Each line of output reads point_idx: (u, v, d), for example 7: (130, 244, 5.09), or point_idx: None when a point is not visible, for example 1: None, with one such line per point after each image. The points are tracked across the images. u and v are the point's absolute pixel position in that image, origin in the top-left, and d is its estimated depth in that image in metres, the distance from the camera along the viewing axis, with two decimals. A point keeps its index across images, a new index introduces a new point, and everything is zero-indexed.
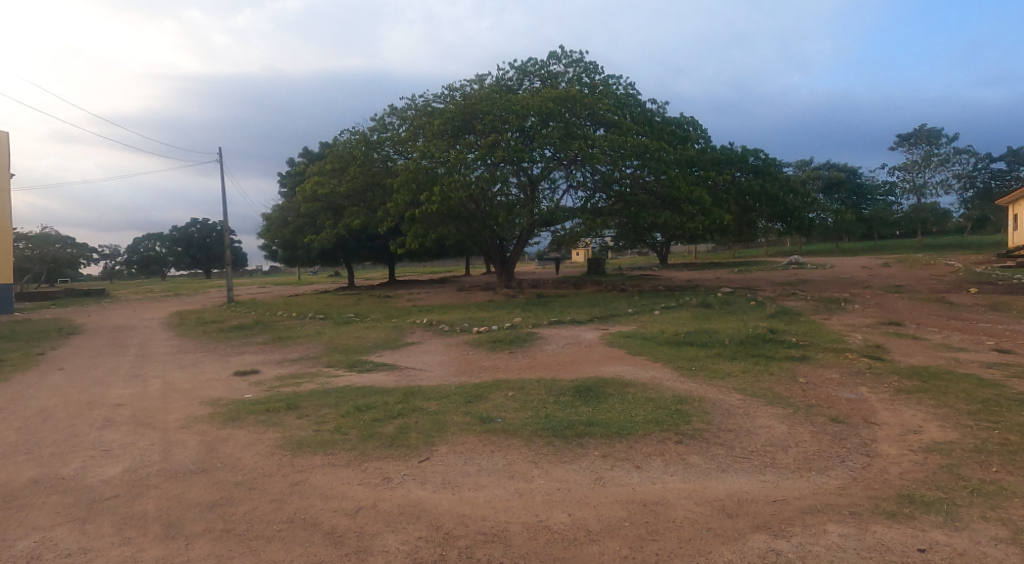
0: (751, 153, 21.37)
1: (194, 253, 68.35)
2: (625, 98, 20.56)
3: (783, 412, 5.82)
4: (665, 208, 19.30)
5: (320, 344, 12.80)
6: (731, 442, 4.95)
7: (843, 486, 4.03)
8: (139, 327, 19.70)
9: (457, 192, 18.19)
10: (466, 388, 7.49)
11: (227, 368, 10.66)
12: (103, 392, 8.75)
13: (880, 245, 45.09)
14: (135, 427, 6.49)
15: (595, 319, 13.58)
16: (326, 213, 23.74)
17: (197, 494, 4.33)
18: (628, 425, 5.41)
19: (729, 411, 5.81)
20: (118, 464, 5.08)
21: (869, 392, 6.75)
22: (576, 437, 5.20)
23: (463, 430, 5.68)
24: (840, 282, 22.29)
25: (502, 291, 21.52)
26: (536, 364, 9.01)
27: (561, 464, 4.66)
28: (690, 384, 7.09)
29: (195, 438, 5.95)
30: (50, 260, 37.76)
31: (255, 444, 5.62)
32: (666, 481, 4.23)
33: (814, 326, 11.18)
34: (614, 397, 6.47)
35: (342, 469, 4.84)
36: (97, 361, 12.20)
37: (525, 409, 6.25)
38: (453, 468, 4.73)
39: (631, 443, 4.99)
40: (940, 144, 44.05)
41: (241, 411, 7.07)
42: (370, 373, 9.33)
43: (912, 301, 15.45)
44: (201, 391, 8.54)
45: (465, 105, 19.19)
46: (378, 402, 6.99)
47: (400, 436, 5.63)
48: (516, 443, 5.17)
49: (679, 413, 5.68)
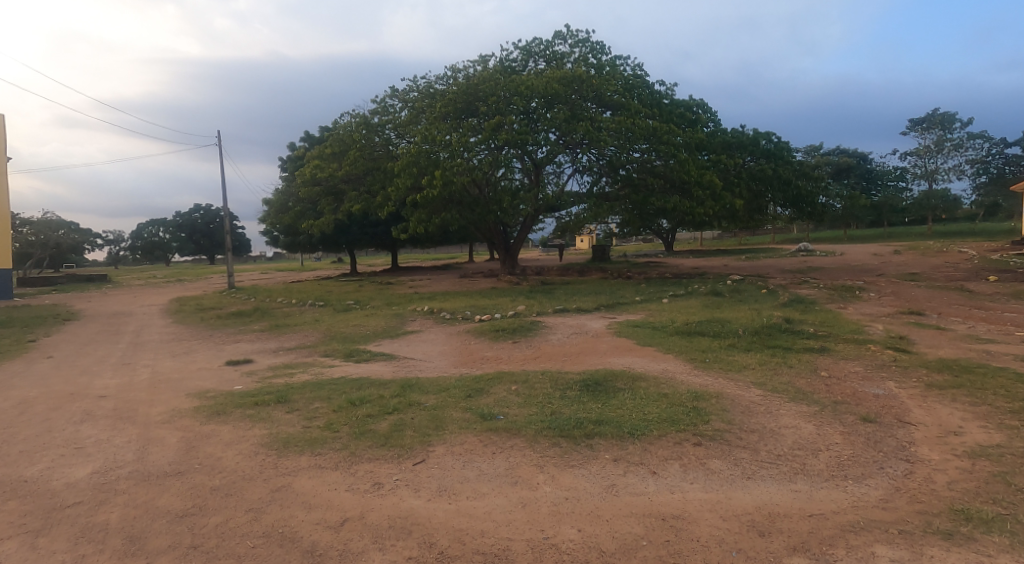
0: (763, 135, 20.75)
1: (197, 239, 67.84)
2: (632, 79, 20.03)
3: (808, 410, 5.37)
4: (675, 192, 18.76)
5: (318, 332, 12.38)
6: (755, 444, 4.50)
7: (885, 498, 3.60)
8: (137, 313, 19.36)
9: (459, 177, 17.68)
10: (467, 380, 7.12)
11: (219, 357, 10.27)
12: (88, 383, 8.36)
13: (889, 232, 44.41)
14: (114, 421, 6.09)
15: (602, 307, 13.15)
16: (326, 198, 23.35)
17: (167, 501, 3.92)
18: (641, 424, 4.98)
19: (749, 409, 5.37)
20: (88, 465, 4.67)
21: (897, 389, 6.30)
22: (585, 438, 4.77)
23: (461, 428, 5.25)
24: (851, 270, 21.79)
25: (505, 278, 21.07)
26: (541, 354, 8.59)
27: (569, 469, 4.24)
28: (705, 377, 6.66)
29: (175, 434, 5.55)
30: (52, 246, 37.48)
31: (237, 443, 5.22)
32: (686, 491, 3.83)
33: (830, 316, 10.71)
34: (624, 393, 6.02)
35: (330, 472, 4.43)
36: (89, 349, 11.83)
37: (529, 404, 5.84)
38: (452, 472, 4.31)
39: (645, 445, 4.56)
40: (954, 129, 43.38)
41: (227, 405, 6.66)
42: (368, 363, 8.94)
43: (930, 288, 14.97)
44: (189, 382, 8.14)
45: (467, 86, 18.65)
46: (374, 395, 6.61)
47: (393, 434, 5.21)
48: (518, 444, 4.76)
49: (696, 410, 5.25)
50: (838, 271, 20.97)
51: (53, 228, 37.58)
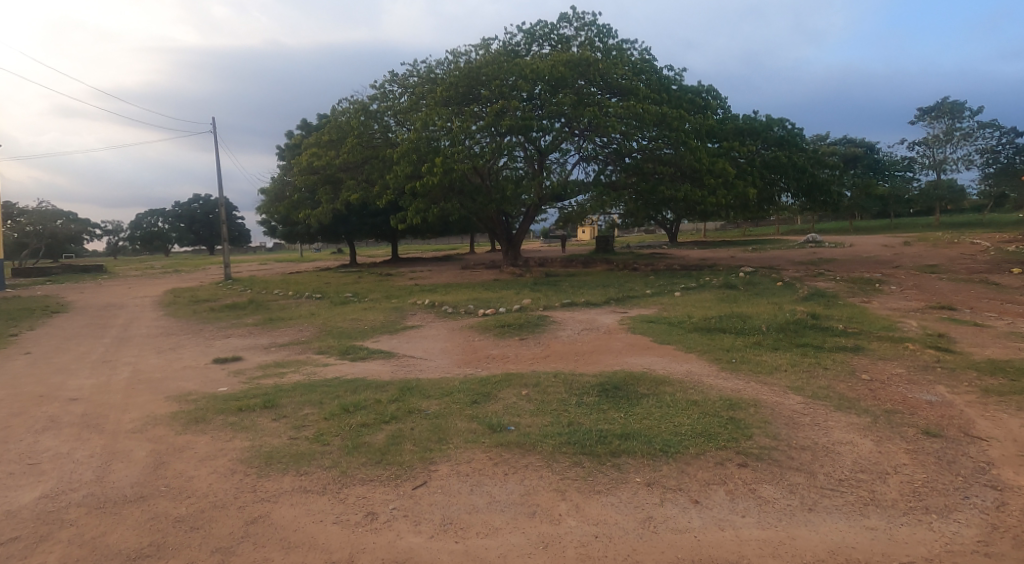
0: (776, 122, 20.03)
1: (197, 229, 67.25)
2: (640, 64, 19.31)
3: (859, 422, 4.74)
4: (685, 180, 18.07)
5: (314, 326, 11.78)
6: (811, 466, 3.88)
7: (984, 540, 2.98)
8: (128, 305, 18.78)
9: (460, 164, 16.98)
10: (473, 382, 6.50)
11: (206, 354, 9.64)
12: (62, 383, 7.75)
13: (896, 223, 43.85)
14: (79, 430, 5.49)
15: (611, 301, 12.51)
16: (324, 187, 22.67)
17: (121, 536, 3.33)
18: (673, 439, 4.36)
19: (793, 420, 4.74)
20: (38, 487, 4.07)
21: (951, 394, 5.66)
22: (611, 456, 4.15)
23: (468, 442, 4.62)
24: (865, 261, 21.15)
25: (508, 270, 20.41)
26: (551, 353, 7.95)
27: (595, 497, 3.63)
28: (736, 382, 6.01)
29: (145, 447, 4.93)
30: (48, 236, 36.80)
31: (213, 458, 4.59)
32: (738, 526, 3.22)
33: (858, 310, 10.07)
34: (649, 400, 5.39)
35: (316, 498, 3.81)
36: (71, 344, 11.22)
37: (543, 413, 5.21)
38: (457, 499, 3.70)
39: (682, 466, 3.94)
40: (964, 118, 42.48)
41: (208, 410, 6.04)
42: (365, 361, 8.34)
43: (953, 281, 14.34)
44: (170, 383, 7.53)
45: (469, 70, 17.97)
46: (370, 400, 5.98)
47: (390, 449, 4.58)
48: (534, 463, 4.13)
49: (734, 423, 4.62)
50: (851, 263, 20.33)
51: (52, 219, 36.95)
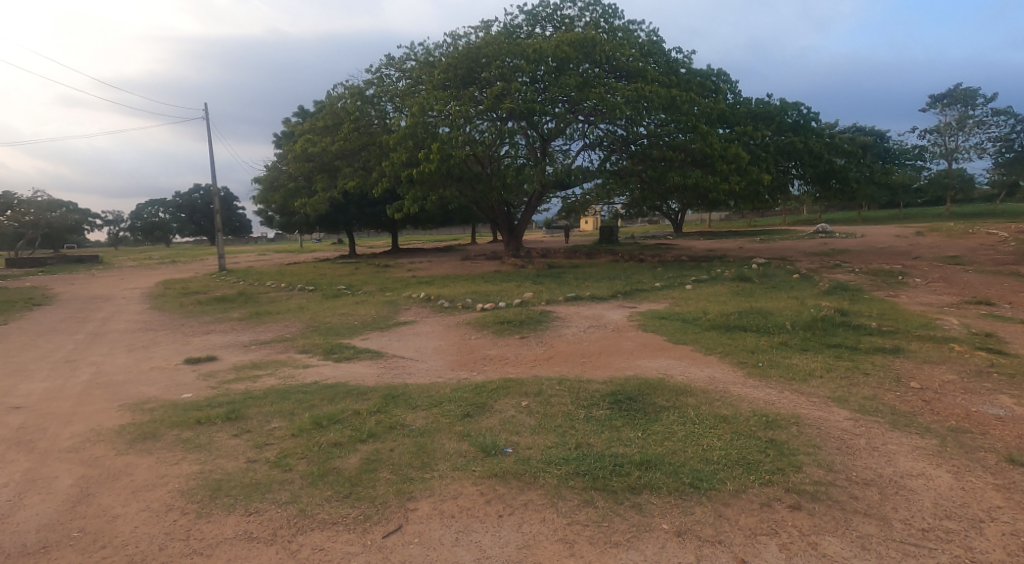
0: (790, 107, 19.12)
1: (198, 220, 66.61)
2: (648, 45, 18.38)
3: (925, 445, 3.95)
4: (695, 166, 17.15)
5: (300, 322, 10.99)
6: (882, 510, 3.10)
7: None
8: (114, 298, 17.99)
9: (459, 150, 16.10)
10: (466, 389, 5.72)
11: (180, 353, 8.86)
12: (12, 387, 6.99)
13: (905, 212, 42.96)
14: (5, 449, 4.71)
15: (619, 295, 11.69)
16: (320, 175, 21.82)
17: None
18: (706, 470, 3.56)
19: (846, 443, 3.95)
20: None
21: (1020, 407, 4.86)
22: (630, 492, 3.38)
23: (456, 469, 3.85)
24: (881, 252, 20.26)
25: (510, 261, 19.64)
26: (555, 354, 7.17)
27: (612, 552, 2.86)
28: (769, 391, 5.20)
29: (73, 472, 4.16)
30: (44, 227, 35.62)
31: (151, 488, 3.82)
32: None
33: (889, 306, 9.23)
34: (669, 415, 4.59)
35: (260, 550, 3.04)
36: (40, 341, 10.45)
37: (546, 431, 4.41)
38: (438, 553, 2.95)
39: (719, 509, 3.15)
40: (978, 105, 41.36)
41: (162, 422, 5.25)
42: (349, 362, 7.57)
43: (980, 274, 13.53)
44: (132, 388, 6.75)
45: (468, 51, 17.05)
46: (346, 412, 5.20)
47: (362, 478, 3.80)
48: (536, 501, 3.35)
49: (777, 447, 3.83)
50: (868, 253, 19.39)
51: (47, 208, 35.55)
